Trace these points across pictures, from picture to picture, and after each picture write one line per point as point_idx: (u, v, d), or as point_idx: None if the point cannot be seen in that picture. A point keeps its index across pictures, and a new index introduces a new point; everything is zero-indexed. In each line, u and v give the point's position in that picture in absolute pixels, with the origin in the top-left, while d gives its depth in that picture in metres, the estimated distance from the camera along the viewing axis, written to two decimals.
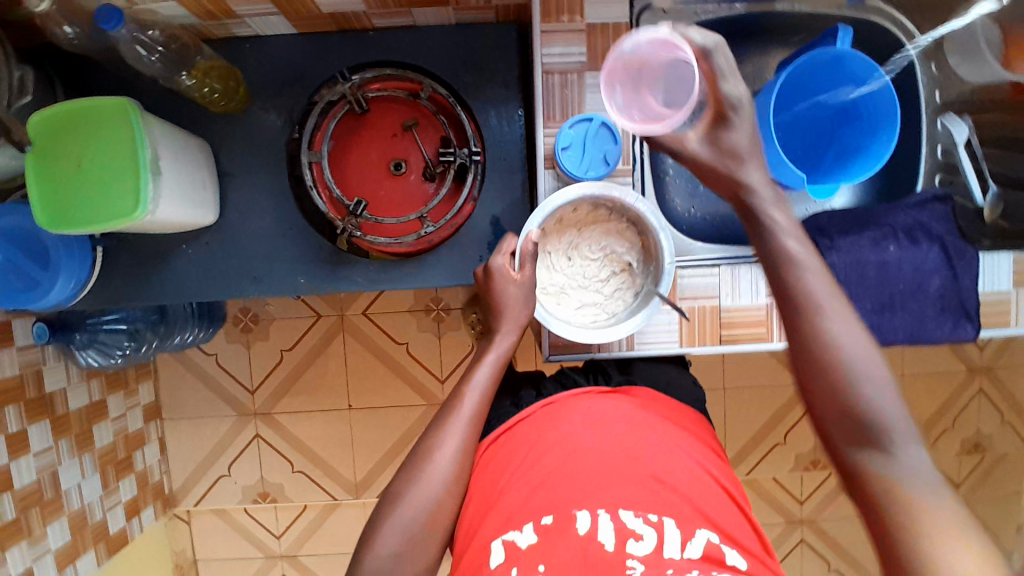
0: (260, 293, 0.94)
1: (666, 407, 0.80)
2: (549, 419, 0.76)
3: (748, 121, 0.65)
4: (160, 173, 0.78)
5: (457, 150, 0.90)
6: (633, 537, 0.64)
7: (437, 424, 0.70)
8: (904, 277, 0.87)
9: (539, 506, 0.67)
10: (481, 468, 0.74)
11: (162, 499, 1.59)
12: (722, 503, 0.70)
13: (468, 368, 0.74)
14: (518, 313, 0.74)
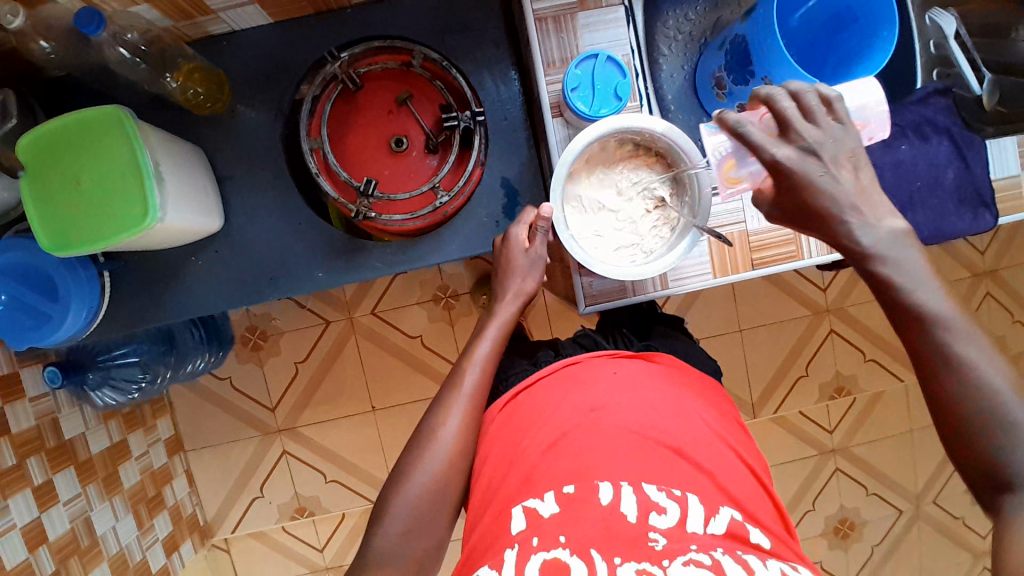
0: (279, 295, 0.91)
1: (686, 380, 0.80)
2: (569, 387, 0.75)
3: (815, 173, 0.61)
4: (164, 180, 0.75)
5: (460, 115, 0.88)
6: (656, 510, 0.62)
7: (441, 401, 0.75)
8: (921, 173, 0.89)
9: (562, 475, 0.66)
10: (503, 426, 0.75)
11: (198, 531, 1.56)
12: (745, 481, 0.70)
13: (470, 342, 0.79)
14: (521, 281, 0.78)
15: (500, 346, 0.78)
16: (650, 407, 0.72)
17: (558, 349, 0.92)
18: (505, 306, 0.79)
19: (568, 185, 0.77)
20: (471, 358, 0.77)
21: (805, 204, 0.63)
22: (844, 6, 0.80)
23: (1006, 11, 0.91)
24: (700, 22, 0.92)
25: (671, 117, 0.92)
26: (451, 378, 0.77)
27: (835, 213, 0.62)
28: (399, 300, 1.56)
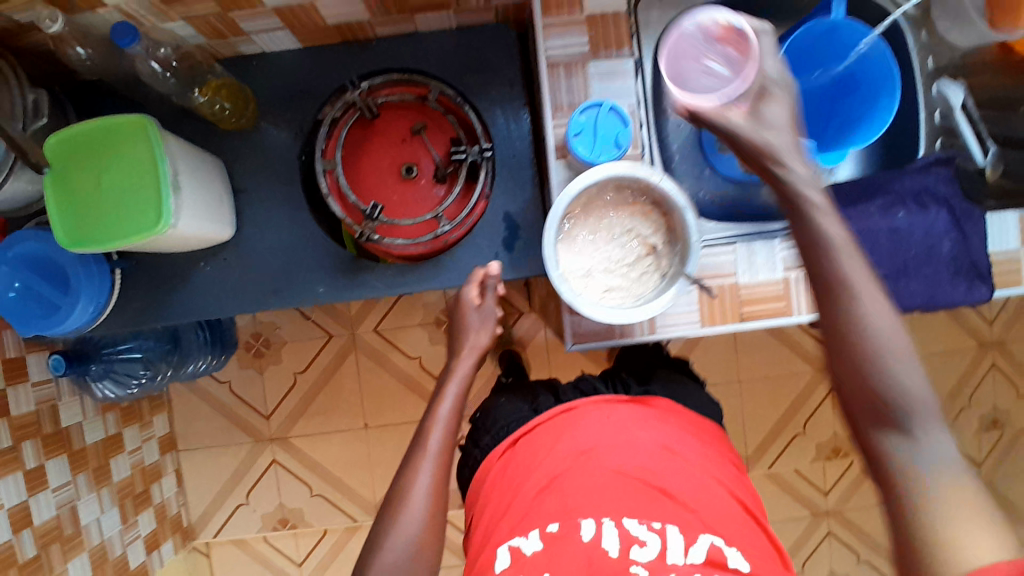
0: (280, 306, 0.94)
1: (682, 420, 0.83)
2: (563, 432, 0.80)
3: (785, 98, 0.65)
4: (180, 189, 0.79)
5: (468, 149, 0.90)
6: (636, 543, 0.66)
7: (409, 465, 0.75)
8: (915, 242, 0.88)
9: (547, 514, 0.70)
10: (503, 474, 0.80)
11: (181, 532, 1.57)
12: (736, 514, 0.72)
13: (434, 399, 0.80)
14: (476, 336, 0.84)
15: (462, 394, 0.80)
16: (638, 447, 0.75)
17: (558, 394, 0.94)
18: (466, 360, 0.83)
19: (564, 227, 0.80)
20: (434, 417, 0.78)
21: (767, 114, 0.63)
22: (847, 73, 0.81)
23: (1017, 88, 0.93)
24: None
25: (675, 166, 0.95)
26: (417, 438, 0.77)
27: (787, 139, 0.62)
28: (402, 320, 1.58)
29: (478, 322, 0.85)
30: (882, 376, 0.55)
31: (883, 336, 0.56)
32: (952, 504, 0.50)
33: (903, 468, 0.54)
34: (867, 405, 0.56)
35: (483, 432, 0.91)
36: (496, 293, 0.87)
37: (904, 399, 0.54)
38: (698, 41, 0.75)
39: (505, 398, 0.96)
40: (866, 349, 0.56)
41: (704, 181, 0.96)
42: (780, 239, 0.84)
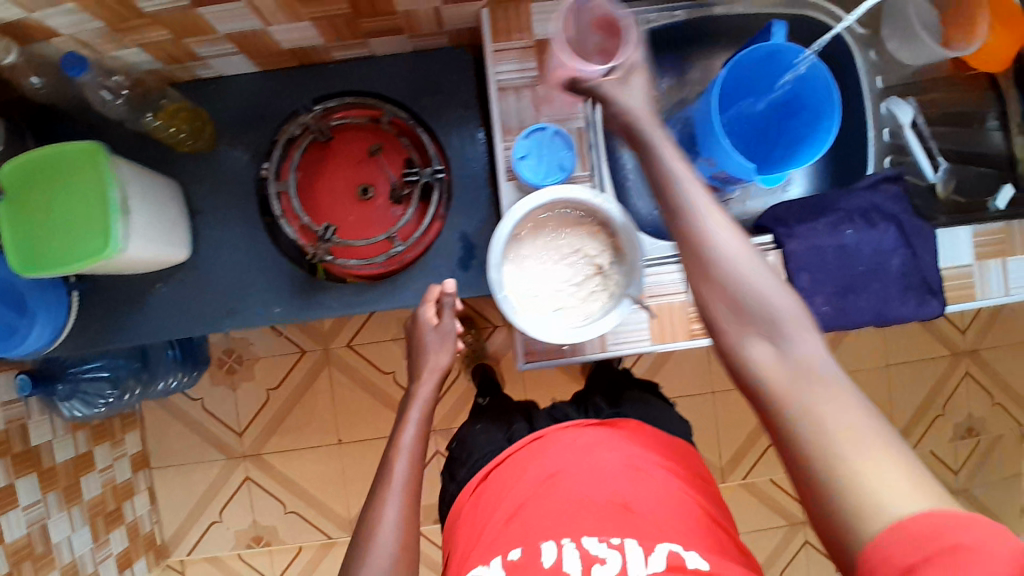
0: (235, 326, 0.95)
1: (650, 440, 0.85)
2: (530, 461, 0.82)
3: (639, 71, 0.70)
4: (131, 214, 0.80)
5: (421, 171, 0.91)
6: (597, 562, 0.67)
7: (373, 500, 0.72)
8: (864, 258, 0.88)
9: (510, 542, 0.72)
10: (474, 508, 0.82)
11: (154, 550, 1.56)
12: (699, 523, 0.73)
13: (395, 430, 0.79)
14: (436, 357, 0.83)
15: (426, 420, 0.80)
16: (600, 469, 0.77)
17: (533, 422, 0.95)
18: (427, 383, 0.82)
19: (514, 247, 0.81)
20: (397, 447, 0.76)
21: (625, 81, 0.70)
22: (787, 97, 0.83)
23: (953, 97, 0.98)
24: (663, 99, 0.96)
25: (629, 186, 0.98)
26: (381, 472, 0.75)
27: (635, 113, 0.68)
28: (374, 335, 1.59)
29: (438, 345, 0.84)
30: (746, 292, 0.59)
31: (738, 255, 0.60)
32: (826, 405, 0.52)
33: (774, 380, 0.56)
34: (733, 325, 0.59)
35: (460, 464, 0.93)
36: (454, 310, 0.86)
37: (765, 310, 0.58)
38: (580, 31, 0.76)
39: (480, 425, 0.98)
40: (726, 269, 0.60)
41: None
42: None
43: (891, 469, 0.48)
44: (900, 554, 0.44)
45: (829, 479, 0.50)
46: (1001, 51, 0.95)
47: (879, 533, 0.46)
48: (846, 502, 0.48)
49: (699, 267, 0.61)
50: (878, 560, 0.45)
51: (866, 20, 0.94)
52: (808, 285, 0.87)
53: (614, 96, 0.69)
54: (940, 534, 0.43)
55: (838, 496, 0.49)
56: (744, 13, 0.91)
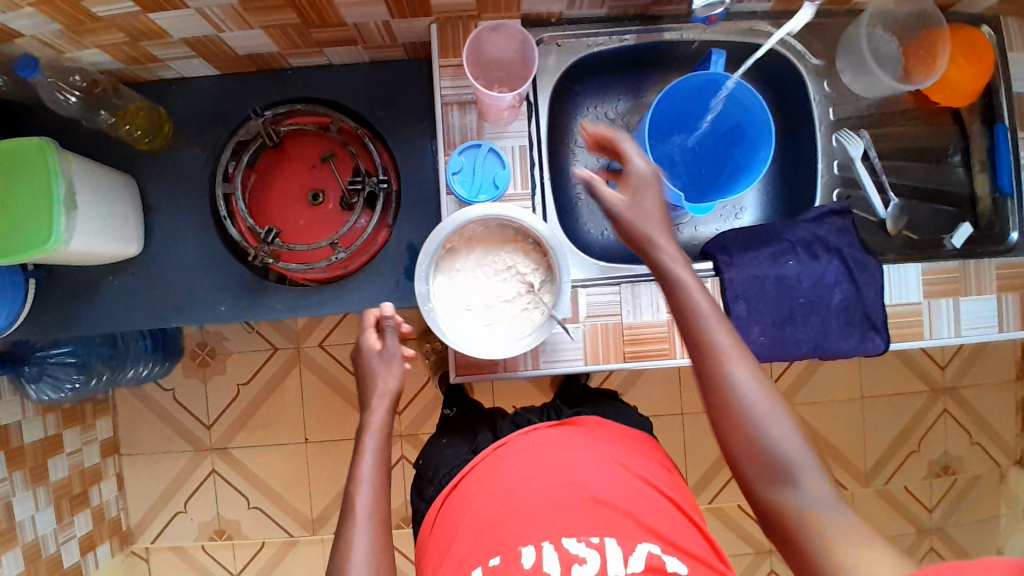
0: (183, 322, 0.96)
1: (608, 433, 0.87)
2: (497, 465, 0.83)
3: (650, 189, 0.71)
4: (76, 208, 0.82)
5: (366, 180, 0.92)
6: (576, 562, 0.68)
7: (339, 546, 0.72)
8: (803, 290, 0.88)
9: (486, 550, 0.71)
10: (443, 521, 0.81)
11: (119, 535, 1.59)
12: (669, 516, 0.75)
13: (352, 464, 0.78)
14: (384, 380, 0.82)
15: (384, 447, 0.79)
16: (568, 466, 0.78)
17: (496, 431, 0.97)
18: (377, 410, 0.81)
19: (446, 261, 0.82)
20: (355, 480, 0.76)
21: (639, 202, 0.70)
22: (734, 123, 0.85)
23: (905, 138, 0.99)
24: (617, 122, 0.98)
25: (579, 205, 0.98)
26: (343, 513, 0.75)
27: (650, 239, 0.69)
28: (345, 337, 1.60)
29: (386, 370, 0.83)
30: (766, 438, 0.63)
31: (759, 402, 0.63)
32: (851, 551, 0.57)
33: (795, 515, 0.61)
34: (756, 469, 0.63)
35: (427, 483, 0.94)
36: (398, 332, 0.85)
37: (783, 452, 0.62)
38: (509, 53, 0.84)
39: (445, 440, 0.99)
40: (746, 413, 0.63)
41: None
42: None
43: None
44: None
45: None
46: (966, 84, 0.94)
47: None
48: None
49: (723, 414, 0.64)
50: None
51: (822, 52, 0.93)
52: (745, 314, 0.87)
53: (629, 217, 0.69)
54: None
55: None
56: (696, 38, 0.90)
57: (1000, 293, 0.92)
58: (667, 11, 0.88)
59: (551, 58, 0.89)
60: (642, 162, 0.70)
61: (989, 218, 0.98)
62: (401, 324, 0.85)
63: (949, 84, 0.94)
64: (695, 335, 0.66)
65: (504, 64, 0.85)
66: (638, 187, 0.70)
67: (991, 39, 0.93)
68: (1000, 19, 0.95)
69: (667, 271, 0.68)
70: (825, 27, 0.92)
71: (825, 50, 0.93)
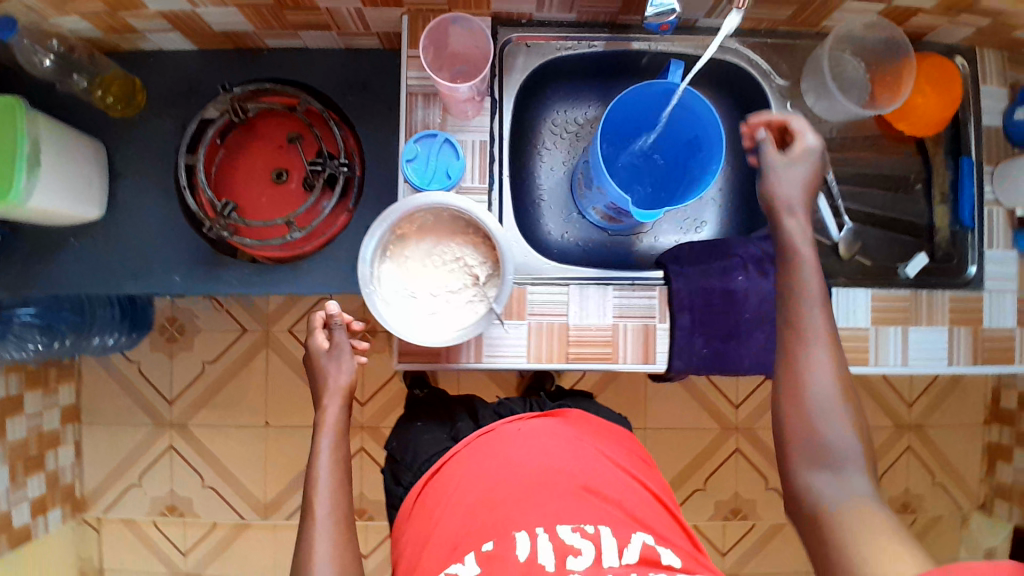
0: (138, 290, 0.97)
1: (591, 426, 0.89)
2: (479, 452, 0.83)
3: (810, 167, 0.74)
4: (40, 168, 0.83)
5: (328, 161, 0.91)
6: (571, 553, 0.68)
7: (302, 547, 0.73)
8: (750, 306, 0.90)
9: (480, 535, 0.70)
10: (420, 513, 0.80)
11: (71, 503, 1.59)
12: (652, 509, 0.77)
13: (309, 464, 0.78)
14: (336, 377, 0.82)
15: (340, 446, 0.79)
16: (560, 457, 0.79)
17: (478, 419, 1.00)
18: (331, 407, 0.81)
19: (395, 246, 0.82)
20: (314, 483, 0.76)
21: (796, 172, 0.74)
22: (693, 135, 0.87)
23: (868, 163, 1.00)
24: (585, 128, 1.00)
25: (542, 207, 1.00)
26: (304, 516, 0.76)
27: (784, 207, 0.73)
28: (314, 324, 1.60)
29: (337, 367, 0.82)
30: (824, 424, 0.66)
31: (827, 390, 0.67)
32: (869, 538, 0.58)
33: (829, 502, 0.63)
34: (806, 448, 0.66)
35: (405, 468, 0.93)
36: (345, 328, 0.84)
37: (835, 440, 0.65)
38: (467, 46, 0.85)
39: (420, 424, 0.99)
40: (813, 397, 0.67)
41: (572, 225, 1.01)
42: (612, 287, 0.89)
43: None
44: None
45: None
46: (932, 113, 0.95)
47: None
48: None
49: (790, 391, 0.68)
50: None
51: (788, 74, 0.95)
52: (688, 325, 0.88)
53: (773, 181, 0.74)
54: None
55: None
56: (664, 52, 0.92)
57: (951, 324, 0.92)
58: (636, 22, 0.90)
59: (520, 58, 0.90)
60: (813, 138, 0.74)
61: (946, 249, 0.98)
62: (349, 322, 0.86)
63: (912, 113, 0.95)
64: (791, 308, 0.71)
65: (459, 54, 0.86)
66: (797, 158, 0.74)
67: (964, 68, 0.96)
68: (975, 50, 0.96)
69: (787, 236, 0.73)
70: (792, 50, 0.94)
71: (791, 73, 0.95)
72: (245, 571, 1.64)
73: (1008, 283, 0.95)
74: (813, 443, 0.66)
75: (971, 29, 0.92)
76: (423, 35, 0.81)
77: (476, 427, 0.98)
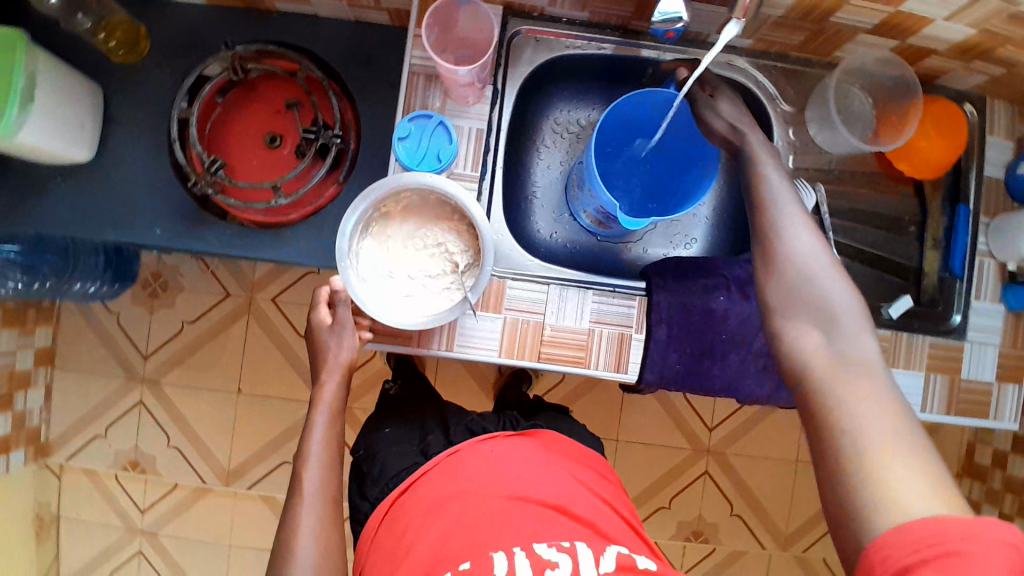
0: (118, 239, 0.95)
1: (562, 446, 0.89)
2: (447, 473, 0.81)
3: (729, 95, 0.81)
4: (33, 102, 0.82)
5: (321, 131, 0.92)
6: (549, 566, 0.66)
7: (289, 522, 0.72)
8: (728, 328, 0.89)
9: (456, 556, 0.69)
10: (389, 534, 0.78)
11: (35, 446, 1.57)
12: (623, 528, 0.78)
13: (300, 443, 0.76)
14: (335, 355, 0.79)
15: (335, 424, 0.78)
16: (532, 477, 0.79)
17: (449, 436, 0.95)
18: (329, 384, 0.79)
19: (378, 223, 0.82)
20: (305, 460, 0.75)
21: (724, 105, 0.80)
22: (689, 151, 0.89)
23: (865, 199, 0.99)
24: (585, 130, 1.00)
25: (533, 204, 0.99)
26: (291, 493, 0.75)
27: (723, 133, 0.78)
28: (298, 296, 1.60)
29: (338, 343, 0.79)
30: (810, 290, 0.64)
31: (809, 257, 0.65)
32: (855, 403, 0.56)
33: (814, 365, 0.60)
34: (793, 314, 0.64)
35: (372, 482, 0.91)
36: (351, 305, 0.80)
37: (826, 307, 0.63)
38: (471, 30, 0.85)
39: (390, 430, 0.98)
40: (796, 265, 0.65)
41: (561, 225, 1.00)
42: (592, 291, 0.88)
43: (909, 477, 0.51)
44: (901, 552, 0.47)
45: (836, 472, 0.54)
46: (934, 156, 0.95)
47: (878, 532, 0.49)
48: (863, 506, 0.51)
49: (766, 261, 0.68)
50: (878, 555, 0.48)
51: (794, 100, 0.94)
52: (664, 339, 0.87)
53: (708, 114, 0.80)
54: (936, 541, 0.46)
55: (853, 495, 0.52)
56: (672, 62, 0.91)
57: (928, 371, 0.91)
58: (647, 29, 0.89)
59: (527, 50, 0.90)
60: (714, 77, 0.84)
61: (932, 294, 0.97)
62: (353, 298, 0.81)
63: (915, 154, 0.95)
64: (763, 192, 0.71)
65: (462, 37, 0.85)
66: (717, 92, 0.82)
67: (972, 117, 0.95)
68: (985, 99, 0.95)
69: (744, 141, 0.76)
70: (800, 76, 0.94)
71: (797, 98, 0.94)
72: (202, 534, 1.63)
73: (992, 336, 0.94)
74: (799, 307, 0.64)
75: (983, 77, 0.91)
76: (429, 13, 0.80)
77: (445, 444, 0.93)
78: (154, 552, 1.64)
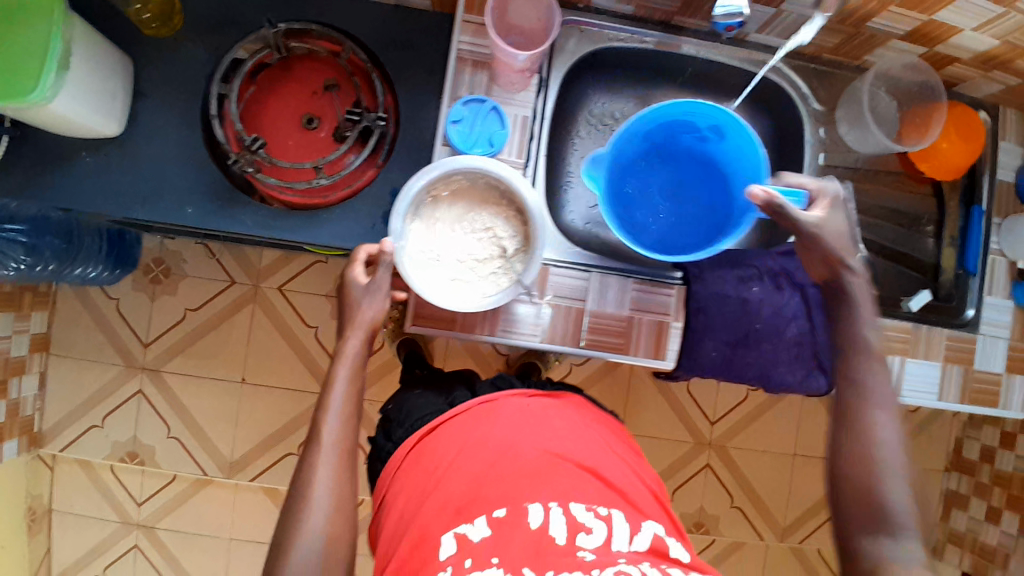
0: (145, 216, 0.93)
1: (597, 416, 0.89)
2: (479, 419, 0.81)
3: (836, 202, 0.79)
4: (69, 70, 0.80)
5: (365, 113, 0.93)
6: (583, 530, 0.68)
7: (303, 463, 0.71)
8: (762, 317, 0.91)
9: (494, 499, 0.70)
10: (410, 468, 0.79)
11: (28, 436, 1.52)
12: (651, 502, 0.78)
13: (322, 391, 0.75)
14: (366, 314, 0.77)
15: (357, 379, 0.76)
16: (565, 436, 0.79)
17: (474, 390, 0.93)
18: (353, 340, 0.77)
19: (428, 206, 0.81)
20: (326, 408, 0.74)
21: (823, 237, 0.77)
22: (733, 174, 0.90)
23: (886, 195, 1.02)
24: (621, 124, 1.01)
25: (569, 188, 0.99)
26: (308, 438, 0.73)
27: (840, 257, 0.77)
28: (306, 285, 1.57)
29: (370, 303, 0.77)
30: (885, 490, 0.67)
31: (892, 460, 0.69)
32: None
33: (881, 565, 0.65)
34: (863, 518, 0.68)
35: (398, 424, 0.90)
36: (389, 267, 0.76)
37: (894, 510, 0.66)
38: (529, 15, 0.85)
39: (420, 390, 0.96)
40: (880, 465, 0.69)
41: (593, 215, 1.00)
42: (633, 279, 0.90)
43: None
44: None
45: None
46: (954, 159, 0.98)
47: None
48: None
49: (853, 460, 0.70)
50: None
51: (825, 99, 0.97)
52: (702, 327, 0.90)
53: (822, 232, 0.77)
54: None
55: None
56: (711, 59, 0.94)
57: (945, 362, 0.95)
58: (690, 25, 0.92)
59: (572, 40, 0.91)
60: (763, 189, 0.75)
61: (948, 289, 1.01)
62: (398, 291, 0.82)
63: (936, 156, 0.98)
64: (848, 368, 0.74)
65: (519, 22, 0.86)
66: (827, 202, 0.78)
67: (987, 122, 0.99)
68: (1000, 107, 1.00)
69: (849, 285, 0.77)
70: (831, 77, 0.97)
71: (828, 99, 0.97)
72: (201, 526, 1.59)
73: (1001, 330, 0.99)
74: (869, 508, 0.67)
75: (1000, 85, 0.96)
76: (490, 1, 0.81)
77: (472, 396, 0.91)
78: (149, 546, 1.59)
